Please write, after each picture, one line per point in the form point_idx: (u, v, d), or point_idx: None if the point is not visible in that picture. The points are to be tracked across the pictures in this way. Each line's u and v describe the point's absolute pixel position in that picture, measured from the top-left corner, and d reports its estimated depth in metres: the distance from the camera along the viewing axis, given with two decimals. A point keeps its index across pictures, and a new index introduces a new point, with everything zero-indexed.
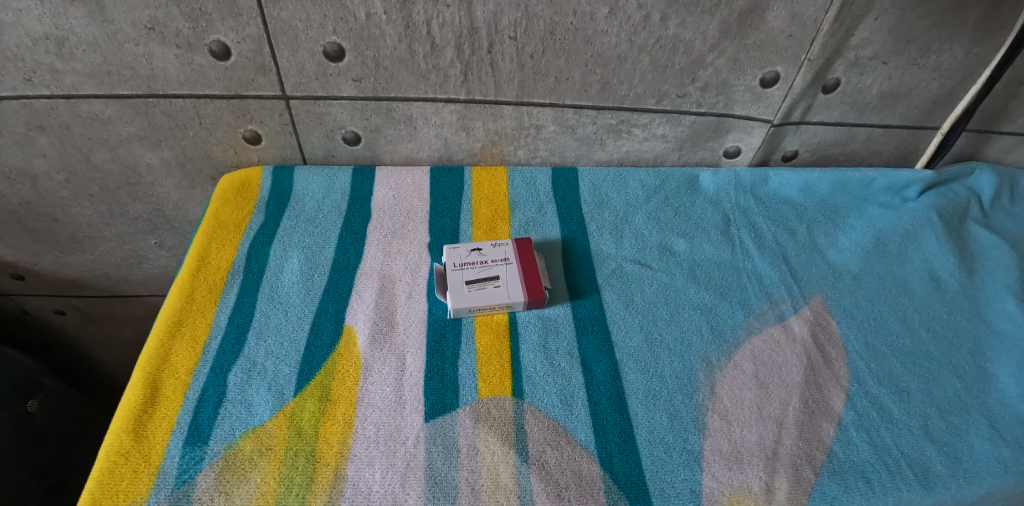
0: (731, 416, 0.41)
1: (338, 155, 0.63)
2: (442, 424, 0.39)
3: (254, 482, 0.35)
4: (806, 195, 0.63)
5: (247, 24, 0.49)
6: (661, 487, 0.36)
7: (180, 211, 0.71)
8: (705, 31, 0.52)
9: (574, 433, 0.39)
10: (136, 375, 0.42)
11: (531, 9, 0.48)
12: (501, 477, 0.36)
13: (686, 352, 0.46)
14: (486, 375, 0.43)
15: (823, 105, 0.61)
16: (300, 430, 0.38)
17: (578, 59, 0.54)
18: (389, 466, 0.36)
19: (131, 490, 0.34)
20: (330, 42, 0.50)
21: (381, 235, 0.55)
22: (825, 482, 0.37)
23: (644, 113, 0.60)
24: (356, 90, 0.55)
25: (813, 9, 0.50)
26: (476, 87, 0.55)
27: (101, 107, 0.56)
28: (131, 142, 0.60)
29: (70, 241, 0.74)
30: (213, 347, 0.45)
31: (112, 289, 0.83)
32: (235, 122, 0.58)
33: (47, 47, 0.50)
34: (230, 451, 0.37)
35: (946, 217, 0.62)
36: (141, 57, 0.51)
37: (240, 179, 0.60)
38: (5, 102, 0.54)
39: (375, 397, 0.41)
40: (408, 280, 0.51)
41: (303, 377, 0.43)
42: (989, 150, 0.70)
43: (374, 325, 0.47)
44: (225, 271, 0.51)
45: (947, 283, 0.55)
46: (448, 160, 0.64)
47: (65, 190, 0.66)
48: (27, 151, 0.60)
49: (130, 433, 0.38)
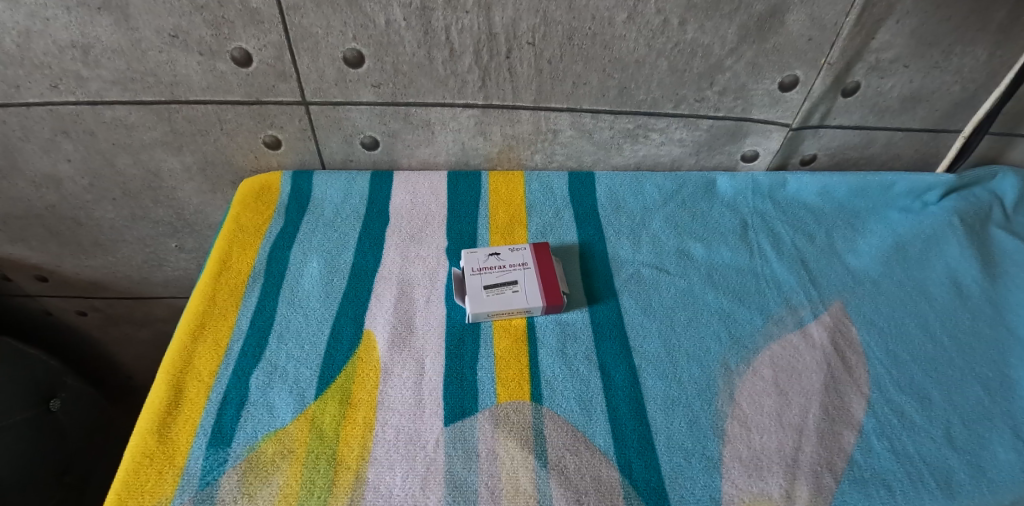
0: (750, 422, 0.41)
1: (356, 159, 0.63)
2: (461, 428, 0.39)
3: (276, 484, 0.36)
4: (825, 199, 0.63)
5: (269, 31, 0.49)
6: (680, 493, 0.36)
7: (200, 214, 0.72)
8: (723, 35, 0.51)
9: (593, 438, 0.39)
10: (160, 376, 0.43)
11: (549, 15, 0.49)
12: (520, 482, 0.36)
13: (704, 357, 0.46)
14: (505, 379, 0.43)
15: (842, 109, 0.60)
16: (321, 433, 0.39)
17: (596, 64, 0.54)
18: (409, 470, 0.37)
19: (156, 490, 0.35)
20: (350, 49, 0.51)
21: (400, 239, 0.56)
22: (846, 490, 0.37)
23: (661, 117, 0.60)
24: (375, 96, 0.55)
25: (833, 13, 0.50)
26: (495, 92, 0.56)
27: (125, 113, 0.57)
28: (153, 147, 0.61)
29: (93, 244, 0.75)
30: (236, 350, 0.45)
31: (132, 290, 0.85)
32: (256, 127, 0.59)
33: (74, 54, 0.51)
34: (253, 453, 0.38)
35: (968, 221, 0.61)
36: (165, 64, 0.52)
37: (260, 184, 0.61)
38: (32, 108, 0.56)
39: (395, 400, 0.41)
40: (426, 284, 0.51)
41: (323, 379, 0.43)
42: (1012, 153, 0.68)
43: (393, 328, 0.47)
44: (247, 274, 0.52)
45: (970, 289, 0.54)
46: (465, 164, 0.65)
47: (89, 193, 0.67)
48: (53, 156, 0.62)
49: (154, 434, 0.39)
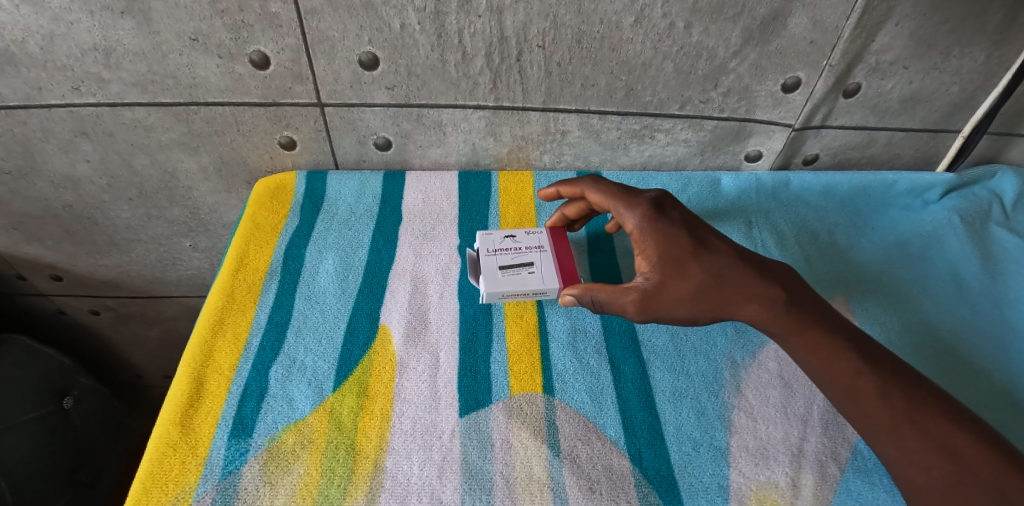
0: (757, 413, 0.42)
1: (369, 160, 0.65)
2: (476, 419, 0.41)
3: (297, 473, 0.37)
4: (828, 198, 0.64)
5: (286, 35, 0.51)
6: (689, 481, 0.37)
7: (214, 214, 0.73)
8: (728, 38, 0.53)
9: (604, 429, 0.40)
10: (182, 370, 0.44)
11: (559, 19, 0.50)
12: (534, 470, 0.37)
13: (711, 350, 0.47)
14: (518, 372, 0.44)
15: (844, 110, 0.62)
16: (340, 424, 0.40)
17: (604, 67, 0.55)
18: (426, 459, 0.38)
19: (180, 479, 0.36)
20: (365, 52, 0.52)
21: (412, 237, 0.57)
22: (849, 478, 0.38)
23: (667, 118, 0.61)
24: (389, 97, 0.57)
25: (834, 16, 0.51)
26: (505, 93, 0.57)
27: (144, 114, 0.59)
28: (170, 147, 0.63)
29: (108, 243, 0.77)
30: (254, 344, 0.47)
31: (145, 289, 0.86)
32: (272, 128, 0.61)
33: (96, 57, 0.52)
34: (274, 443, 0.39)
35: (968, 220, 0.62)
36: (185, 66, 0.54)
37: (275, 183, 0.62)
38: (53, 109, 0.57)
39: (410, 392, 0.43)
40: (439, 281, 0.53)
41: (341, 372, 0.44)
42: (1011, 153, 0.69)
43: (408, 323, 0.48)
44: (264, 271, 0.53)
45: (972, 286, 0.56)
46: (475, 165, 0.66)
47: (106, 194, 0.68)
48: (72, 156, 0.63)
49: (177, 426, 0.40)
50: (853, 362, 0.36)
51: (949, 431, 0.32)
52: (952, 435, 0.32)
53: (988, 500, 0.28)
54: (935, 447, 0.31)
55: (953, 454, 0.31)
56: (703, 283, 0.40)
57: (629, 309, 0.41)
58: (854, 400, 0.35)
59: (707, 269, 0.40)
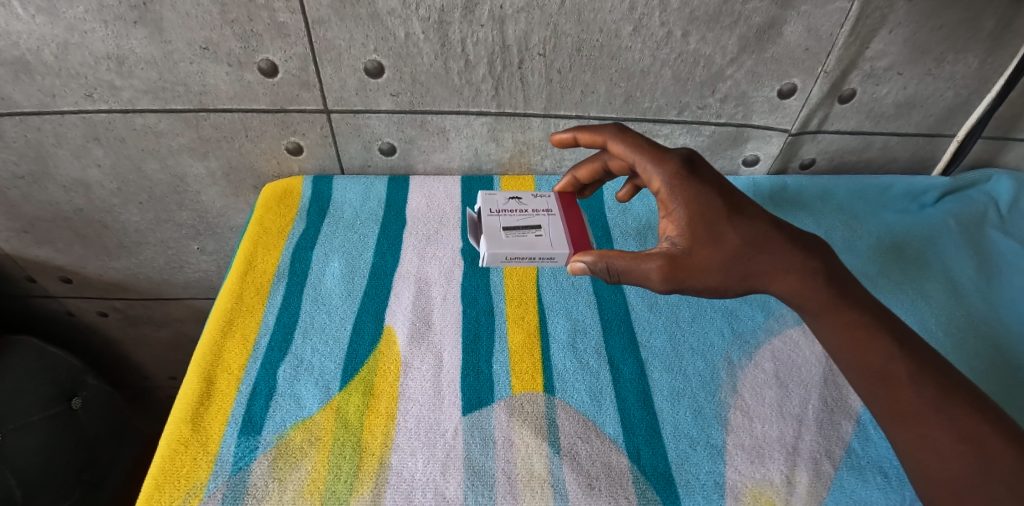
0: (752, 412, 0.43)
1: (373, 165, 0.66)
2: (478, 417, 0.42)
3: (305, 470, 0.38)
4: (824, 201, 0.65)
5: (294, 44, 0.52)
6: (686, 478, 0.38)
7: (222, 218, 0.75)
8: (725, 45, 0.54)
9: (603, 427, 0.42)
10: (192, 370, 0.46)
11: (559, 28, 0.51)
12: (535, 467, 0.38)
13: (708, 351, 0.48)
14: (519, 371, 0.46)
15: (839, 115, 0.63)
16: (346, 422, 0.41)
17: (604, 74, 0.56)
18: (430, 456, 0.39)
19: (191, 475, 0.37)
20: (370, 60, 0.54)
21: (416, 241, 0.58)
22: (843, 476, 0.39)
23: (666, 124, 0.62)
24: (394, 104, 0.58)
25: (828, 24, 0.53)
26: (507, 100, 0.58)
27: (155, 121, 0.60)
28: (180, 153, 0.64)
29: (117, 246, 0.78)
30: (263, 345, 0.48)
31: (153, 291, 0.88)
32: (279, 134, 0.62)
33: (108, 65, 0.54)
34: (282, 440, 0.40)
35: (963, 223, 0.63)
36: (195, 74, 0.55)
37: (282, 188, 0.64)
38: (66, 116, 0.59)
39: (415, 391, 0.44)
40: (442, 282, 0.54)
41: (347, 372, 0.46)
42: (1006, 156, 0.70)
43: (412, 324, 0.50)
44: (271, 273, 0.54)
45: (966, 288, 0.56)
46: (478, 169, 0.67)
47: (116, 197, 0.70)
48: (83, 161, 0.65)
49: (188, 423, 0.41)
50: (887, 344, 0.34)
51: (975, 423, 0.31)
52: (978, 427, 0.30)
53: (1005, 490, 0.28)
54: (962, 438, 0.30)
55: (978, 449, 0.29)
56: (738, 251, 0.36)
57: (653, 277, 0.37)
58: (882, 382, 0.34)
59: (743, 235, 0.36)
